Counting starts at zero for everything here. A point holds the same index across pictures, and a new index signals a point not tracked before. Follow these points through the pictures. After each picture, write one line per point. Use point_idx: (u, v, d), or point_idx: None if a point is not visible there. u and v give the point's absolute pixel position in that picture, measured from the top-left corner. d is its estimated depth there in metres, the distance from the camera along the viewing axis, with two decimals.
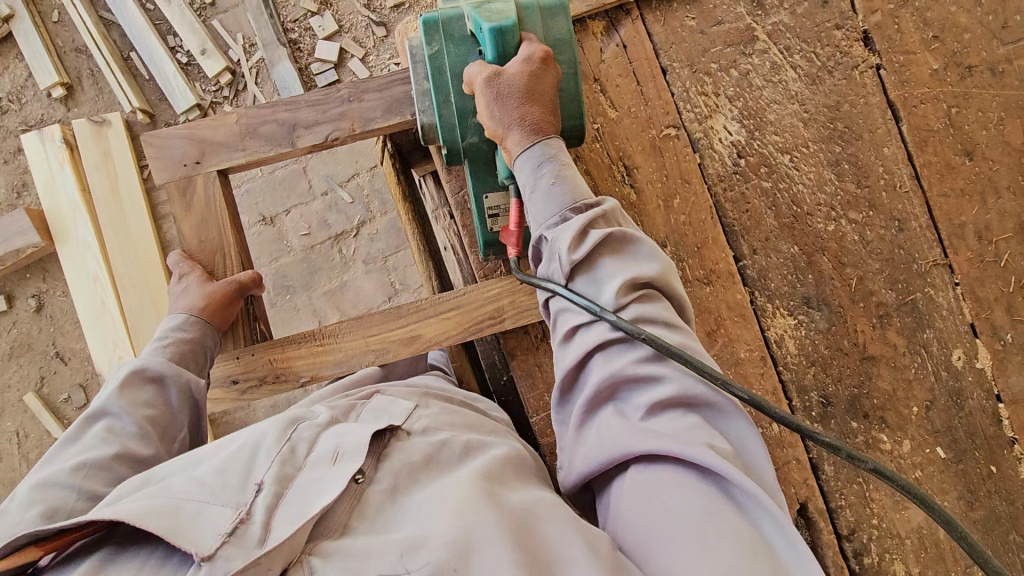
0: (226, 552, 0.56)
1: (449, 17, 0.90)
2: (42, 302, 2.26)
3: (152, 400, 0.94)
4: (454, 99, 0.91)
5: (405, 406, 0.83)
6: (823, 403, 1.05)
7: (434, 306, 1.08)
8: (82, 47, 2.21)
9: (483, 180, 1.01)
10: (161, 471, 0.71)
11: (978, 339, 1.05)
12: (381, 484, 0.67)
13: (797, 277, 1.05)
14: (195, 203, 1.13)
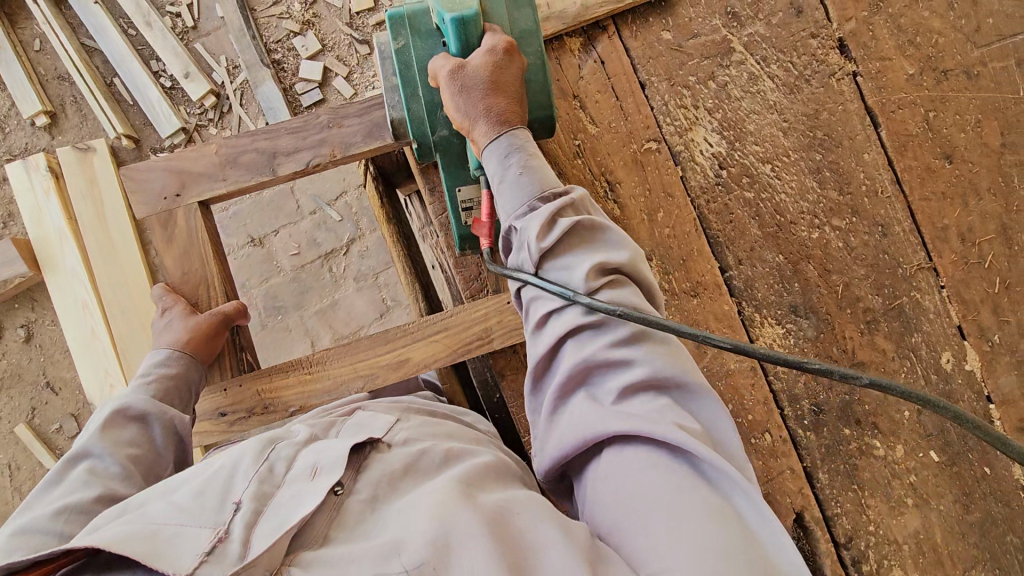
0: (206, 570, 0.57)
1: (415, 12, 0.90)
2: (31, 332, 2.24)
3: (135, 440, 0.92)
4: (422, 92, 0.91)
5: (386, 419, 0.83)
6: (815, 410, 1.06)
7: (422, 329, 1.09)
8: (64, 74, 2.21)
9: (455, 175, 1.00)
10: (136, 500, 0.69)
11: (966, 341, 1.05)
12: (360, 493, 0.66)
13: (783, 286, 1.05)
14: (176, 236, 1.14)
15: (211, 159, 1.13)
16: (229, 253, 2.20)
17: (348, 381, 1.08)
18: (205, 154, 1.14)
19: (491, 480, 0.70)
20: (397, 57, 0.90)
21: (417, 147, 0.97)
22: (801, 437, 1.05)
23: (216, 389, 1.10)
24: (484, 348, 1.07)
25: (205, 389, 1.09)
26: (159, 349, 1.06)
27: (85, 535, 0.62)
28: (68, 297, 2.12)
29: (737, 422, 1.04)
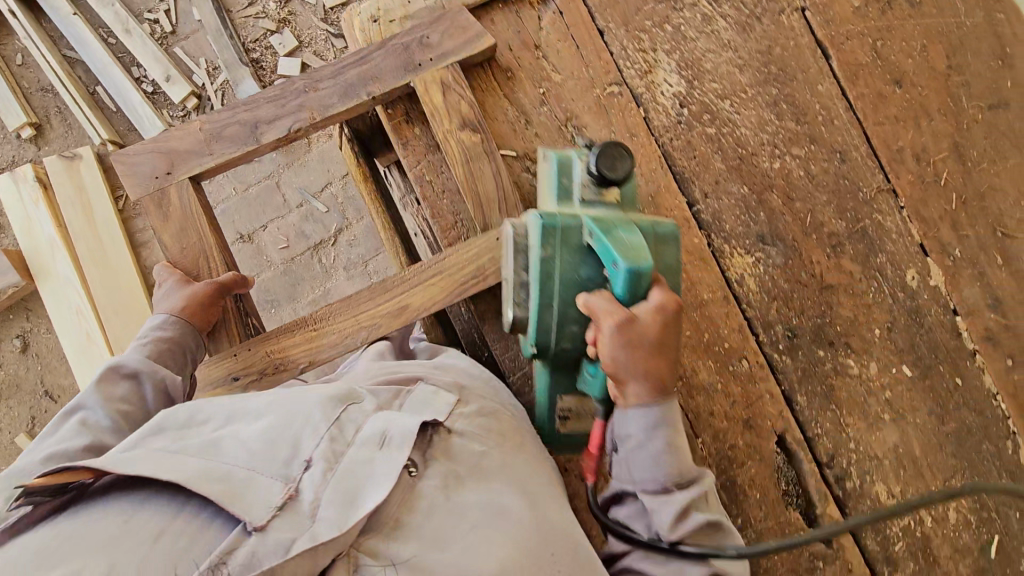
0: (277, 526, 0.59)
1: (568, 224, 0.85)
2: (28, 341, 2.24)
3: (127, 396, 0.96)
4: (556, 305, 0.85)
5: (449, 399, 0.86)
6: (789, 333, 1.08)
7: (419, 275, 1.08)
8: (48, 86, 2.24)
9: (566, 384, 0.95)
10: (201, 416, 0.73)
11: (929, 258, 1.10)
12: (429, 480, 0.72)
13: (749, 216, 1.09)
14: (172, 213, 1.15)
15: (196, 136, 1.16)
16: None
17: (349, 335, 1.09)
18: (191, 132, 1.16)
19: (545, 506, 0.79)
20: (539, 265, 0.85)
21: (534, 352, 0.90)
22: (777, 361, 1.08)
23: (228, 354, 1.12)
24: (480, 288, 1.05)
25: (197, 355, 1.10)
26: (158, 312, 1.08)
27: (165, 456, 0.65)
28: (62, 304, 2.13)
29: (714, 349, 1.07)
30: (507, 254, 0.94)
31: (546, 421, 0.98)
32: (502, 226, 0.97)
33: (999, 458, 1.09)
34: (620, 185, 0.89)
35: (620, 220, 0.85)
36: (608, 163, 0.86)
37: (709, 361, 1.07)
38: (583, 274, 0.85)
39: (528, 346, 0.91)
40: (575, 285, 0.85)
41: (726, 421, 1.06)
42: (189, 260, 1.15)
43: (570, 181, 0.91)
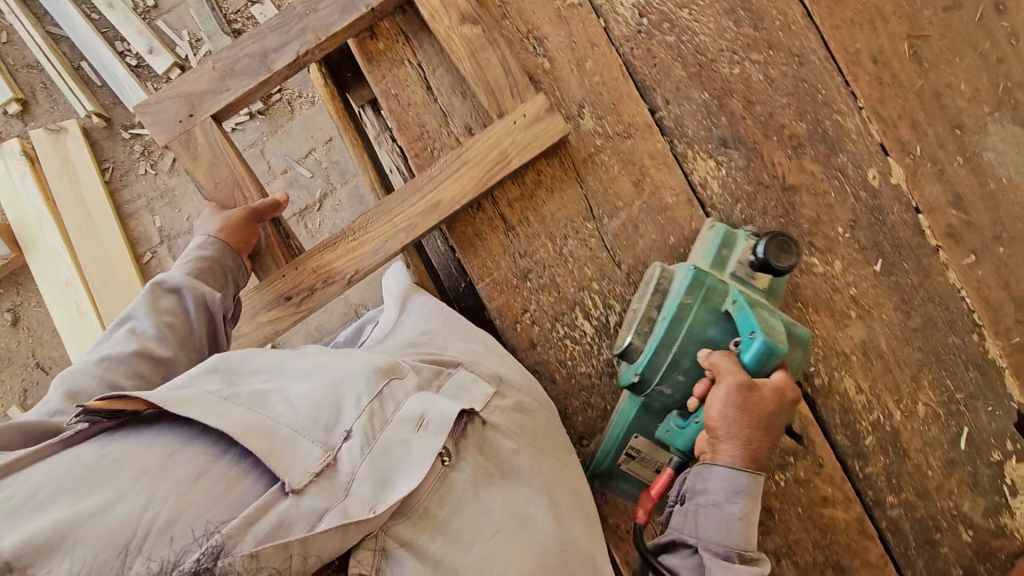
0: (314, 492, 0.67)
1: (716, 285, 0.94)
2: (18, 315, 2.22)
3: (172, 309, 1.02)
4: (675, 348, 0.94)
5: (484, 389, 0.90)
6: (753, 235, 1.10)
7: (445, 168, 1.06)
8: (33, 63, 2.25)
9: (643, 423, 0.98)
10: (251, 369, 0.81)
11: (889, 158, 1.12)
12: (461, 471, 0.79)
13: (710, 121, 1.11)
14: (201, 152, 1.13)
15: (211, 73, 1.14)
16: None
17: (388, 239, 1.08)
18: (206, 70, 1.14)
19: (568, 524, 0.85)
20: (675, 308, 0.94)
21: (634, 379, 0.96)
22: None
23: (274, 278, 1.11)
24: (506, 170, 1.05)
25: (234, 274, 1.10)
26: (198, 229, 1.08)
27: (214, 403, 0.71)
28: (47, 274, 2.12)
29: (680, 251, 1.08)
30: (641, 289, 1.03)
31: (604, 452, 1.01)
32: (650, 266, 1.05)
33: (965, 352, 1.10)
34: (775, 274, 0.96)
35: (763, 306, 0.93)
36: (775, 251, 0.93)
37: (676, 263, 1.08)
38: (708, 335, 0.94)
39: (627, 372, 0.98)
40: (698, 338, 0.93)
41: None
42: (201, 192, 1.13)
43: (729, 254, 1.01)
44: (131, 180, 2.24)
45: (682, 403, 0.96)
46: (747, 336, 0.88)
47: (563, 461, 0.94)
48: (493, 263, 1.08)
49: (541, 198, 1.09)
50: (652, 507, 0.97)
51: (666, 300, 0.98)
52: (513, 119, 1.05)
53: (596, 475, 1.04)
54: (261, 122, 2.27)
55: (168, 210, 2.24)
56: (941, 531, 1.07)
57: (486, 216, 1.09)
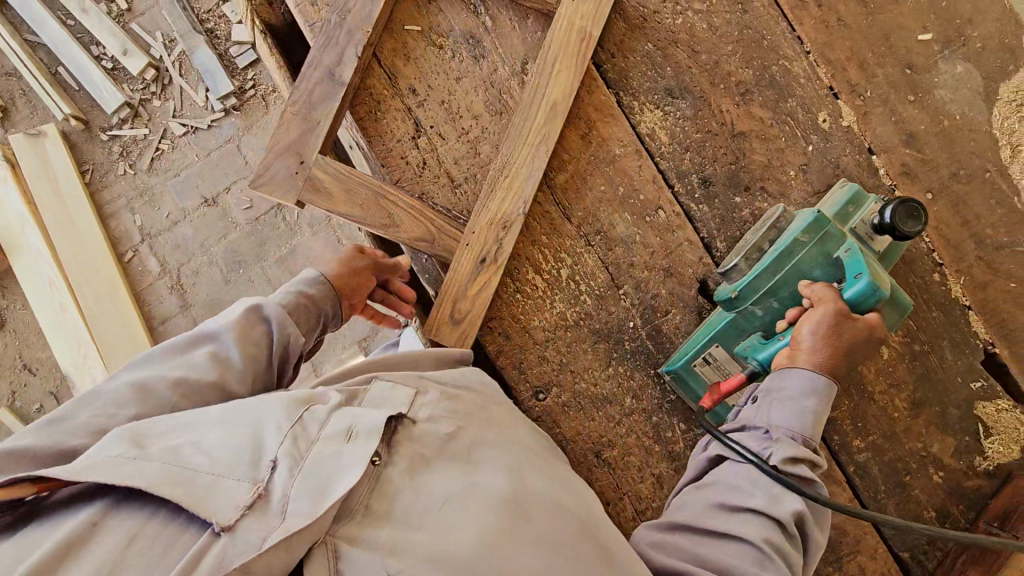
0: (248, 524, 0.60)
1: (835, 231, 0.93)
2: (4, 318, 2.22)
3: (259, 341, 0.88)
4: (779, 274, 0.93)
5: (406, 392, 0.83)
6: (703, 183, 1.09)
7: (541, 71, 1.05)
8: (12, 70, 2.27)
9: (732, 335, 0.98)
10: (159, 429, 0.70)
11: (839, 101, 1.10)
12: (397, 464, 0.72)
13: (656, 72, 1.10)
14: (332, 190, 1.05)
15: (296, 119, 1.05)
16: (186, 216, 2.26)
17: (534, 158, 1.05)
18: (290, 119, 1.05)
19: (529, 483, 0.77)
20: (788, 242, 0.93)
21: (732, 296, 0.96)
22: (693, 211, 1.09)
23: (458, 253, 1.04)
24: (589, 43, 1.05)
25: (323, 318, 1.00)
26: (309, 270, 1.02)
27: (125, 465, 0.63)
28: (31, 277, 2.15)
29: (631, 202, 1.08)
30: (759, 226, 1.04)
31: (683, 353, 1.02)
32: (771, 208, 1.04)
33: (926, 292, 1.08)
34: (896, 239, 0.95)
35: (874, 262, 0.92)
36: (903, 215, 0.91)
37: (626, 214, 1.08)
38: (813, 276, 0.93)
39: (726, 289, 0.98)
40: (802, 274, 0.92)
41: (646, 272, 1.08)
42: (349, 222, 1.06)
43: (854, 213, 1.00)
44: (112, 181, 2.26)
45: (768, 326, 0.97)
46: (852, 276, 0.88)
47: (519, 430, 0.87)
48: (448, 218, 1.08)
49: (486, 155, 1.09)
50: (718, 400, 0.95)
51: (783, 235, 0.97)
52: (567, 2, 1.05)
53: (670, 371, 1.03)
54: (237, 118, 2.27)
55: (148, 209, 2.26)
56: (910, 473, 1.07)
57: (433, 176, 1.09)
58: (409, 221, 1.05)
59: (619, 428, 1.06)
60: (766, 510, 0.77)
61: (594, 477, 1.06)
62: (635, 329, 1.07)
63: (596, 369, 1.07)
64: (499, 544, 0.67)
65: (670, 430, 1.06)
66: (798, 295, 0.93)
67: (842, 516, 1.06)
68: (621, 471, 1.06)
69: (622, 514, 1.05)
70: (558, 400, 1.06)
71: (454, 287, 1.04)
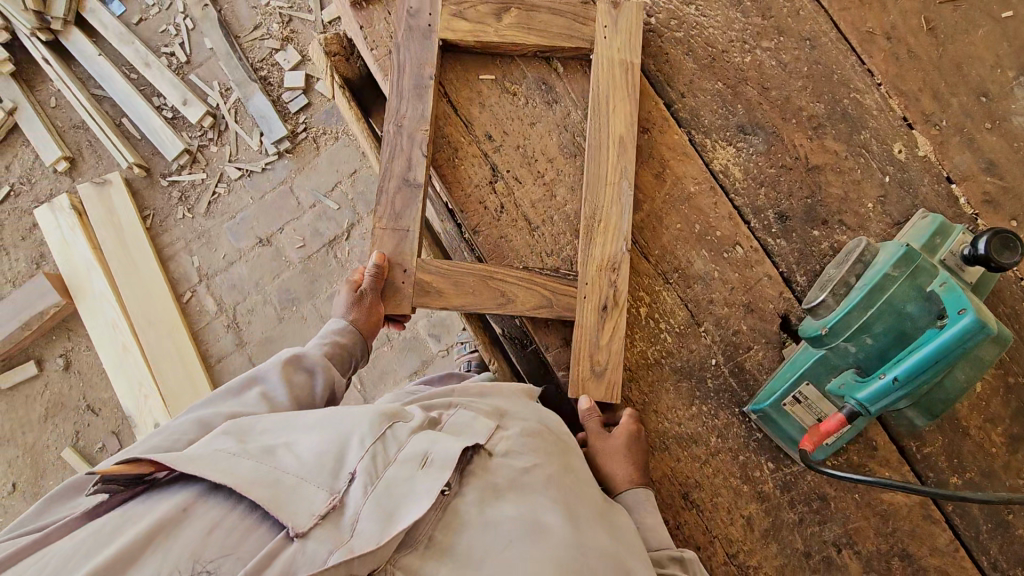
0: (318, 536, 0.66)
1: (926, 267, 0.92)
2: (70, 360, 2.28)
3: (303, 386, 0.94)
4: (872, 309, 0.92)
5: (485, 425, 0.90)
6: (780, 218, 1.09)
7: (598, 108, 1.08)
8: (79, 123, 2.39)
9: (821, 373, 0.96)
10: (261, 426, 0.79)
11: (914, 131, 1.10)
12: (466, 497, 0.78)
13: (726, 110, 1.12)
14: (444, 290, 1.05)
15: (387, 233, 1.07)
16: (242, 256, 2.33)
17: (619, 197, 1.05)
18: (382, 234, 1.06)
19: (590, 530, 0.82)
20: (878, 277, 0.92)
21: (822, 332, 0.95)
22: (771, 245, 1.09)
23: (580, 306, 1.04)
24: (634, 71, 1.08)
25: (360, 358, 1.08)
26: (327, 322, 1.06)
27: (226, 459, 0.70)
28: (96, 319, 2.22)
29: (708, 238, 1.08)
30: (841, 259, 1.03)
31: (769, 392, 1.01)
32: (852, 241, 1.04)
33: (1017, 321, 1.06)
34: (990, 270, 0.93)
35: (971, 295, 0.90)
36: (997, 247, 0.89)
37: (703, 251, 1.08)
38: (907, 311, 0.91)
39: (814, 325, 0.97)
40: (896, 311, 0.91)
41: (726, 308, 1.07)
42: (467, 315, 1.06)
43: (942, 243, 0.98)
44: (171, 225, 2.35)
45: (863, 363, 0.94)
46: (955, 311, 0.83)
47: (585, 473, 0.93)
48: (534, 264, 1.08)
49: (563, 198, 1.10)
50: (818, 443, 0.92)
51: (870, 269, 0.96)
52: (600, 37, 1.09)
53: (758, 411, 1.02)
54: (289, 160, 2.35)
55: (206, 250, 2.34)
56: (1013, 511, 1.02)
57: (512, 218, 1.09)
58: (523, 291, 1.05)
59: (704, 468, 1.05)
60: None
61: (683, 519, 1.03)
62: (718, 366, 1.06)
63: (679, 408, 1.06)
64: None
65: (757, 469, 1.05)
66: (891, 331, 0.91)
67: (945, 558, 1.01)
68: (709, 513, 1.03)
69: (713, 559, 1.02)
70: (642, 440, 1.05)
71: (586, 342, 1.02)
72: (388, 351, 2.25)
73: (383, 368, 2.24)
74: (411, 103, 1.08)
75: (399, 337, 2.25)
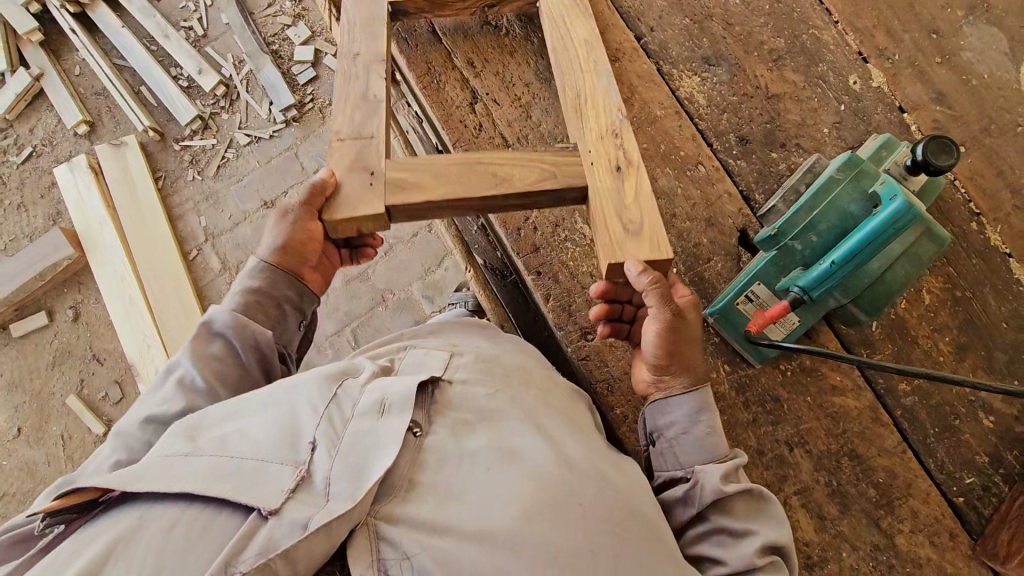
0: (294, 507, 0.59)
1: (869, 169, 0.99)
2: (79, 312, 2.38)
3: (221, 357, 0.89)
4: (818, 210, 0.99)
5: (440, 357, 0.82)
6: (740, 140, 1.16)
7: (552, 26, 1.13)
8: (101, 90, 2.53)
9: (774, 272, 1.03)
10: (209, 420, 0.70)
11: (868, 64, 1.18)
12: (436, 434, 0.70)
13: (693, 43, 1.20)
14: (425, 179, 0.97)
15: (346, 144, 1.01)
16: (247, 217, 2.43)
17: (598, 72, 1.06)
18: (342, 144, 1.01)
19: (567, 440, 0.72)
20: (824, 180, 1.00)
21: (772, 233, 1.02)
22: (732, 165, 1.16)
23: (590, 172, 0.97)
24: None
25: (290, 305, 1.01)
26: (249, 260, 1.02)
27: (173, 463, 0.62)
28: (105, 272, 2.32)
29: (671, 157, 1.16)
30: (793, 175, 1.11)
31: (725, 294, 1.07)
32: (805, 159, 1.12)
33: (965, 240, 1.11)
34: (930, 175, 0.99)
35: (909, 194, 0.96)
36: (935, 150, 0.96)
37: (668, 169, 1.16)
38: (851, 210, 0.98)
39: (766, 229, 1.04)
40: (840, 210, 0.98)
41: (688, 222, 1.14)
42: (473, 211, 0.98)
43: (887, 156, 1.05)
44: (181, 186, 2.46)
45: (809, 261, 1.01)
46: (887, 198, 0.92)
47: (579, 409, 0.85)
48: (508, 179, 1.17)
49: (537, 119, 1.18)
50: (763, 325, 1.01)
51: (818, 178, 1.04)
52: None
53: (714, 312, 1.07)
54: (295, 128, 2.47)
55: (212, 210, 2.45)
56: (958, 417, 1.07)
57: (490, 135, 1.18)
58: (529, 169, 0.98)
59: None
60: (734, 569, 0.76)
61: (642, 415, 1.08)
62: (679, 275, 1.12)
63: None
64: (542, 519, 0.62)
65: (714, 371, 1.10)
66: (834, 229, 0.99)
67: (893, 459, 1.05)
68: None
69: None
70: (605, 339, 1.11)
71: (609, 205, 0.93)
72: (382, 311, 2.32)
73: (376, 326, 2.31)
74: (365, 42, 1.11)
75: (393, 298, 2.33)
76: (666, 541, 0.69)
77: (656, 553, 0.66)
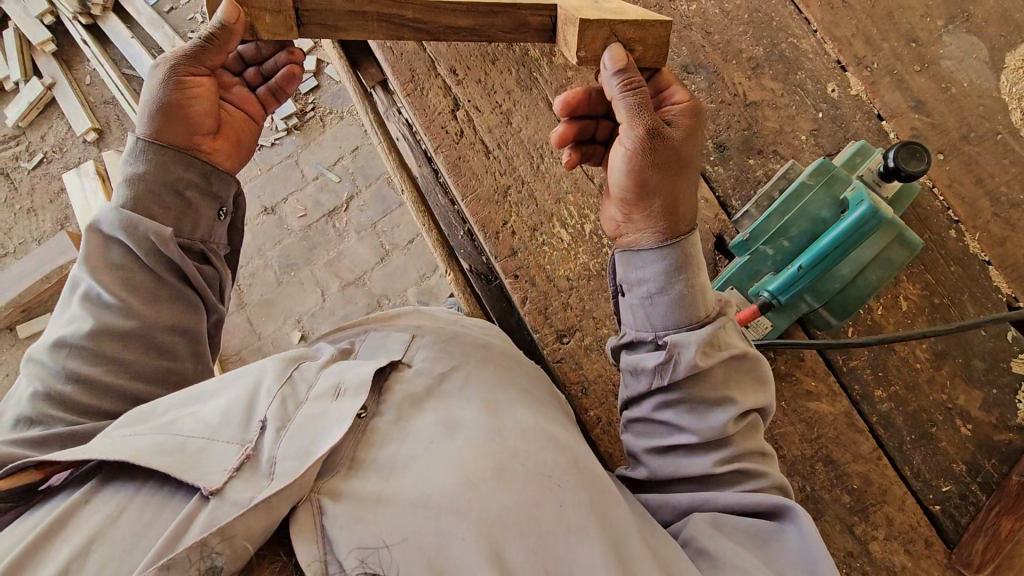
0: (236, 486, 0.60)
1: (841, 176, 1.01)
2: None
3: (119, 263, 0.89)
4: (790, 215, 1.02)
5: (400, 338, 0.88)
6: (718, 147, 1.18)
7: None
8: (110, 99, 2.60)
9: (749, 272, 1.05)
10: (161, 404, 0.71)
11: (847, 73, 1.19)
12: (383, 414, 0.72)
13: (672, 52, 1.22)
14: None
15: None
16: None
17: None
18: None
19: (514, 411, 0.75)
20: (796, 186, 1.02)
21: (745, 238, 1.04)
22: (709, 171, 1.17)
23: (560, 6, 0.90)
24: None
25: (194, 190, 0.95)
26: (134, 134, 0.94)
27: (119, 440, 0.64)
28: None
29: None
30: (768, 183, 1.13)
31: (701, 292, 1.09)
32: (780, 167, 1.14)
33: (943, 247, 1.11)
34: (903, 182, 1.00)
35: (880, 201, 0.98)
36: (905, 156, 0.97)
37: None
38: (823, 216, 1.01)
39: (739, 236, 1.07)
40: (811, 215, 1.01)
41: None
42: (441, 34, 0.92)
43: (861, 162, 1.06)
44: None
45: (780, 265, 1.04)
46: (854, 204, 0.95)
47: (546, 400, 0.85)
48: (489, 184, 1.19)
49: (517, 125, 1.21)
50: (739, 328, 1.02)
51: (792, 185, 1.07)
52: None
53: None
54: (297, 137, 2.52)
55: None
56: (936, 424, 1.05)
57: (472, 141, 1.20)
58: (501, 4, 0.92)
59: None
60: (705, 439, 0.78)
61: (615, 416, 1.09)
62: None
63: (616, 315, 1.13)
64: (484, 484, 0.63)
65: None
66: (804, 235, 1.01)
67: (867, 465, 1.05)
68: None
69: None
70: (581, 343, 1.13)
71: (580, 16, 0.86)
72: None
73: None
74: None
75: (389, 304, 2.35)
76: (620, 516, 0.68)
77: (605, 524, 0.66)
